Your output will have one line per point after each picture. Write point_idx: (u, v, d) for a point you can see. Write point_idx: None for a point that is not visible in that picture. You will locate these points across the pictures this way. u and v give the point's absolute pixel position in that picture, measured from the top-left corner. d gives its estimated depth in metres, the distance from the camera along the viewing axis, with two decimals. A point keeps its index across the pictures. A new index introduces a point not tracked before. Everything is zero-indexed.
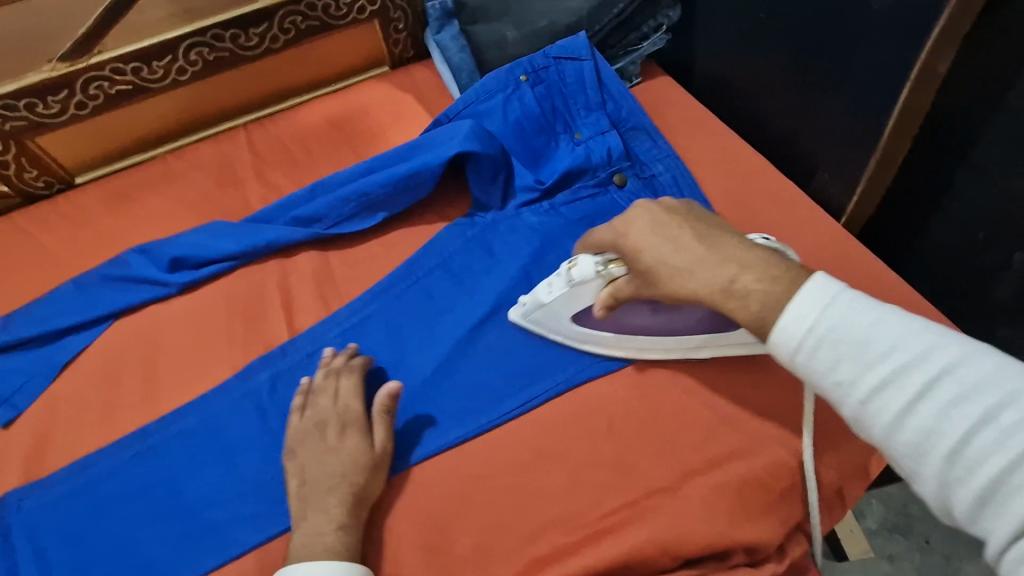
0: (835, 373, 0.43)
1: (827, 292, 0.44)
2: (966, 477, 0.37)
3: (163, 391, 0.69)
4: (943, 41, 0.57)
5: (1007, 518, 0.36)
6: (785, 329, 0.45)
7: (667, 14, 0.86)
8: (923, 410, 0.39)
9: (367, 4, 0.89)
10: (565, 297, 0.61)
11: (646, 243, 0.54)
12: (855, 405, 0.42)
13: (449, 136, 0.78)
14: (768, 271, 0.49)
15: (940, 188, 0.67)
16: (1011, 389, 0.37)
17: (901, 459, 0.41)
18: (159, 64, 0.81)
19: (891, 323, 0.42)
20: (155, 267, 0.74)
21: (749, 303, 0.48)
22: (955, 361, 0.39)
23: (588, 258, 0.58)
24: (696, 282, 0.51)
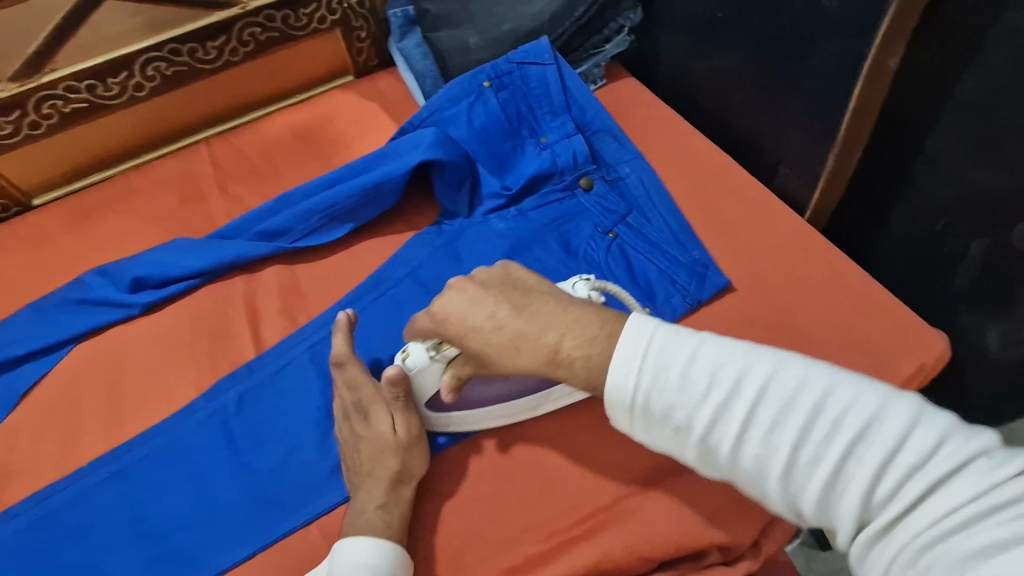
0: (670, 417, 0.44)
1: (642, 338, 0.45)
2: (802, 488, 0.40)
3: (128, 415, 0.67)
4: (890, 37, 0.58)
5: (841, 516, 0.39)
6: (617, 385, 0.45)
7: (627, 16, 0.86)
8: (750, 438, 0.41)
9: (327, 14, 0.89)
10: (410, 387, 0.59)
11: (468, 326, 0.53)
12: (696, 444, 0.43)
13: (412, 145, 0.77)
14: (584, 331, 0.49)
15: (898, 180, 0.68)
16: (814, 398, 0.40)
17: (746, 484, 0.43)
18: (114, 80, 0.80)
19: (705, 357, 0.43)
20: (115, 289, 0.73)
21: (576, 370, 0.49)
22: (764, 381, 0.41)
23: (418, 345, 0.58)
24: (524, 358, 0.51)
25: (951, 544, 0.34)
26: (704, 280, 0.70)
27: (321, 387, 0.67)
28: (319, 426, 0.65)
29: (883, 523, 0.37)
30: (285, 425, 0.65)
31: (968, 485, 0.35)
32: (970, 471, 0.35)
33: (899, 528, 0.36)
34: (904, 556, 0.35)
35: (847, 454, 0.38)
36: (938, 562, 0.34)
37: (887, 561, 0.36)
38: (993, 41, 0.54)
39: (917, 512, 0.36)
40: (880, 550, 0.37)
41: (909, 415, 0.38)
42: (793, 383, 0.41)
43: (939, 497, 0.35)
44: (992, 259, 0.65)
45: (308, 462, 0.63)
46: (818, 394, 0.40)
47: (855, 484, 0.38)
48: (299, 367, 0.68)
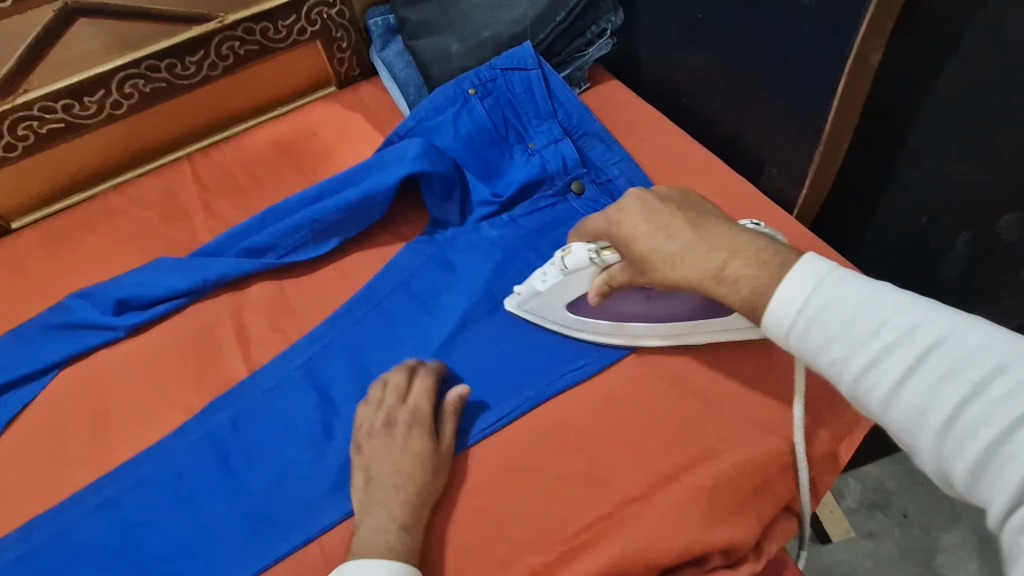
0: (827, 352, 0.45)
1: (825, 275, 0.46)
2: (958, 448, 0.38)
3: (117, 440, 0.66)
4: (871, 34, 0.58)
5: (997, 487, 0.36)
6: (779, 311, 0.47)
7: (610, 19, 0.85)
8: (909, 383, 0.40)
9: (306, 25, 0.88)
10: (560, 286, 0.63)
11: (637, 232, 0.55)
12: (851, 382, 0.44)
13: (399, 156, 0.77)
14: (758, 256, 0.50)
15: (883, 175, 0.69)
16: (997, 361, 0.38)
17: (897, 432, 0.42)
18: (91, 99, 0.78)
19: (887, 302, 0.43)
20: (100, 312, 0.71)
21: (740, 287, 0.50)
22: (943, 334, 0.40)
23: (582, 245, 0.61)
24: (685, 270, 0.52)
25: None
26: None
27: (315, 403, 0.66)
28: (314, 444, 0.64)
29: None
30: (279, 444, 0.64)
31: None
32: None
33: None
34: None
35: (1019, 424, 0.36)
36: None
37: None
38: (973, 36, 0.55)
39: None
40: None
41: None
42: (973, 342, 0.39)
43: None
44: (978, 250, 0.66)
45: (304, 481, 0.62)
46: (1005, 359, 0.38)
47: (1019, 454, 0.35)
48: (291, 384, 0.67)
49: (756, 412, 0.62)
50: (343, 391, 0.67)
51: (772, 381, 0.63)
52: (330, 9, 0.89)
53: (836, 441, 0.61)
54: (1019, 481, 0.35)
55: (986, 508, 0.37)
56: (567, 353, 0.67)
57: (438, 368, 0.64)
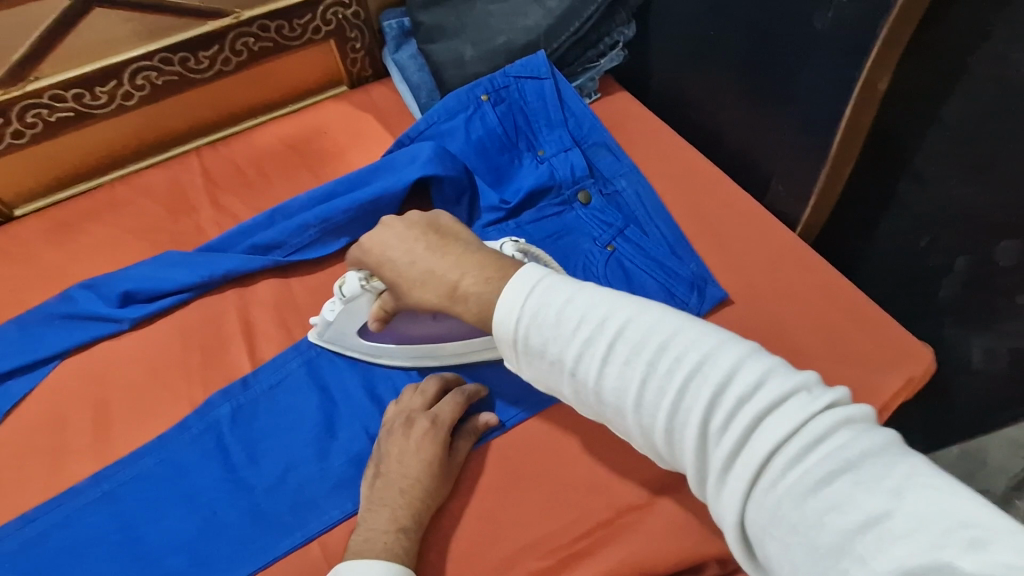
0: (547, 352, 0.45)
1: (533, 278, 0.48)
2: (653, 420, 0.41)
3: (120, 432, 0.66)
4: (881, 62, 0.60)
5: (686, 448, 0.40)
6: (502, 320, 0.47)
7: (622, 31, 0.87)
8: (613, 371, 0.43)
9: (321, 24, 0.88)
10: (345, 315, 0.64)
11: (388, 257, 0.57)
12: (570, 378, 0.45)
13: (409, 159, 0.77)
14: (484, 272, 0.51)
15: (885, 197, 0.70)
16: (658, 340, 0.42)
17: (612, 414, 0.44)
18: (102, 89, 0.78)
19: (585, 295, 0.46)
20: (104, 303, 0.71)
21: (470, 304, 0.51)
22: (629, 316, 0.43)
23: (354, 274, 0.63)
24: (427, 292, 0.54)
25: (787, 475, 0.35)
26: (703, 294, 0.70)
27: (319, 402, 0.66)
28: (317, 444, 0.64)
29: (721, 458, 0.38)
30: (282, 442, 0.64)
31: (795, 418, 0.36)
32: (794, 405, 0.37)
33: (738, 463, 0.37)
34: (750, 487, 0.36)
35: (685, 389, 0.40)
36: (781, 491, 0.35)
37: (739, 496, 0.37)
38: (982, 64, 0.56)
39: (748, 447, 0.37)
40: (726, 485, 0.38)
41: (740, 359, 0.39)
42: (646, 324, 0.43)
43: (762, 429, 0.37)
44: (978, 273, 0.67)
45: (307, 479, 0.62)
46: (668, 335, 0.42)
47: (691, 419, 0.39)
48: (296, 381, 0.68)
49: None
50: (345, 391, 0.67)
51: None
52: (345, 9, 0.89)
53: None
54: (698, 446, 0.39)
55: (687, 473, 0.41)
56: None
57: (473, 389, 0.64)
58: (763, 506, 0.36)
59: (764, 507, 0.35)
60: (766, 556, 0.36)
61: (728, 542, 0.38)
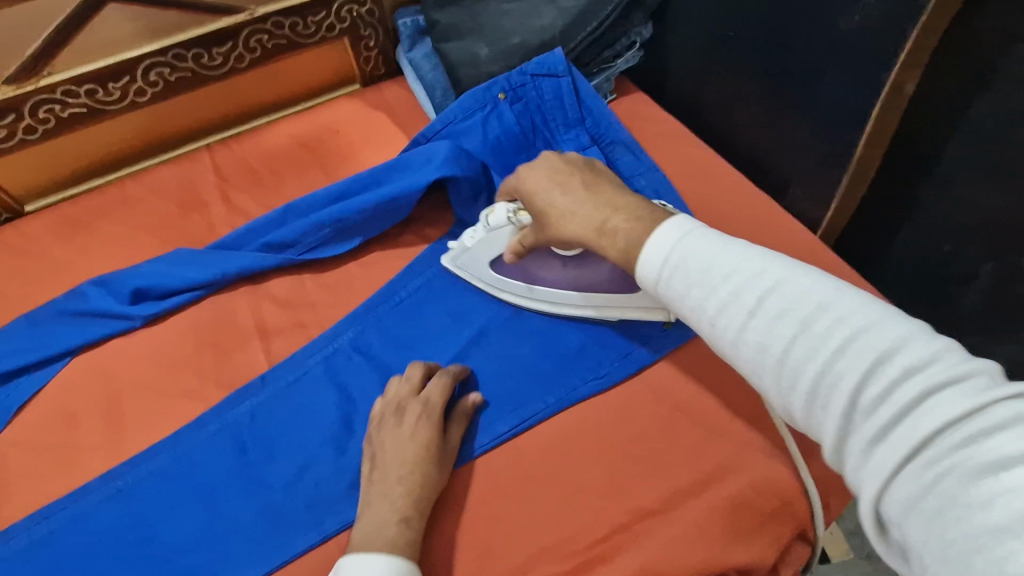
0: (688, 299, 0.45)
1: (685, 227, 0.47)
2: (794, 383, 0.39)
3: (130, 430, 0.65)
4: (910, 61, 0.59)
5: (830, 414, 0.37)
6: (647, 262, 0.48)
7: (639, 31, 0.86)
8: (752, 327, 0.41)
9: (335, 22, 0.87)
10: (483, 244, 0.70)
11: (541, 187, 0.61)
12: (711, 327, 0.44)
13: (425, 158, 0.76)
14: (634, 213, 0.53)
15: (907, 202, 0.69)
16: (816, 301, 0.39)
17: (751, 372, 0.42)
18: (115, 85, 0.77)
19: (736, 253, 0.44)
20: (116, 300, 0.70)
21: (617, 239, 0.53)
22: (778, 278, 0.41)
23: (503, 206, 0.67)
24: (576, 224, 0.57)
25: (952, 454, 0.31)
26: None
27: (333, 402, 0.65)
28: (330, 444, 0.63)
29: (870, 429, 0.35)
30: (295, 441, 0.63)
31: (968, 400, 0.32)
32: (970, 386, 0.32)
33: (889, 437, 0.34)
34: (899, 464, 0.33)
35: (839, 353, 0.37)
36: (942, 470, 0.31)
37: (886, 471, 0.33)
38: (1010, 68, 0.55)
39: (906, 421, 0.33)
40: (868, 459, 0.35)
41: (908, 333, 0.36)
42: (797, 285, 0.40)
43: (926, 405, 0.33)
44: (1001, 283, 0.65)
45: (320, 480, 0.61)
46: (827, 297, 0.39)
47: (839, 385, 0.37)
48: (310, 380, 0.67)
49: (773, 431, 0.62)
50: (360, 390, 0.66)
51: None
52: (360, 7, 0.88)
53: None
54: (844, 414, 0.36)
55: (823, 444, 0.38)
56: (590, 361, 0.67)
57: (456, 370, 0.65)
58: (913, 484, 0.32)
59: (913, 484, 0.32)
60: (905, 539, 0.33)
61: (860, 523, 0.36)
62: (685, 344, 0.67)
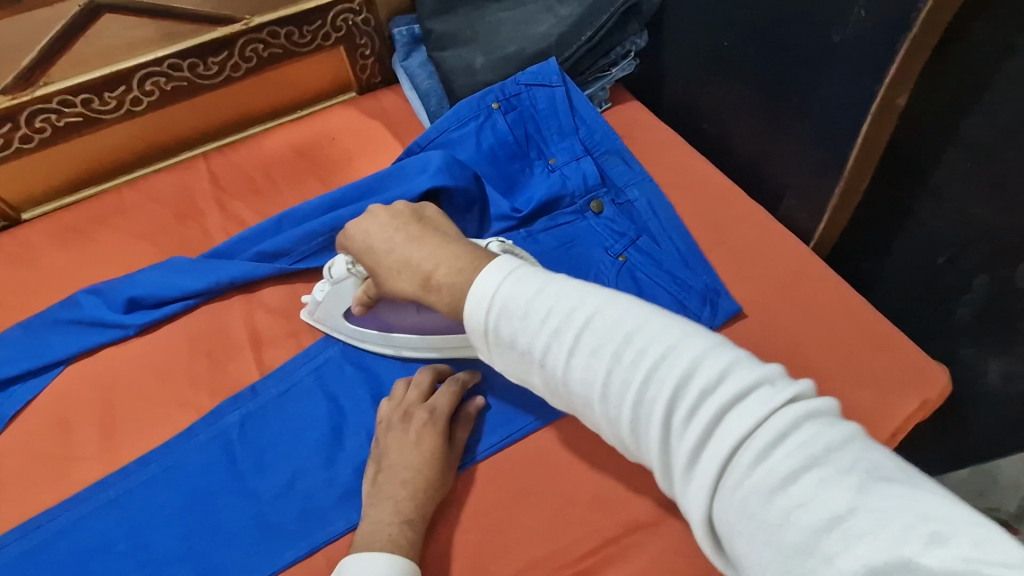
0: (517, 343, 0.45)
1: (508, 270, 0.47)
2: (618, 414, 0.41)
3: (124, 439, 0.65)
4: (902, 76, 0.58)
5: (651, 442, 0.40)
6: (473, 311, 0.47)
7: (635, 41, 0.86)
8: (577, 364, 0.43)
9: (331, 31, 0.87)
10: (332, 296, 0.66)
11: (373, 242, 0.58)
12: (541, 370, 0.45)
13: (418, 169, 0.76)
14: (457, 261, 0.51)
15: (902, 214, 0.69)
16: (624, 331, 0.42)
17: (581, 405, 0.44)
18: (111, 95, 0.77)
19: (553, 287, 0.45)
20: (109, 309, 0.70)
21: (442, 294, 0.52)
22: (591, 309, 0.44)
23: (342, 258, 0.66)
24: (406, 281, 0.55)
25: (755, 472, 0.35)
26: (716, 307, 0.69)
27: (325, 412, 0.65)
28: (323, 454, 0.63)
29: (686, 453, 0.38)
30: (287, 451, 0.63)
31: (757, 413, 0.36)
32: (757, 398, 0.37)
33: (702, 457, 0.37)
34: (714, 483, 0.36)
35: (647, 383, 0.40)
36: (746, 488, 0.35)
37: (705, 493, 0.37)
38: (1002, 82, 0.55)
39: (712, 441, 0.37)
40: (690, 480, 0.38)
41: (699, 354, 0.39)
42: (607, 317, 0.43)
43: (723, 425, 0.37)
44: (995, 295, 0.65)
45: (311, 490, 0.61)
46: (633, 328, 0.42)
47: (654, 412, 0.39)
48: (303, 389, 0.67)
49: None
50: (352, 401, 0.66)
51: None
52: (356, 16, 0.88)
53: None
54: (663, 440, 0.39)
55: (653, 468, 0.41)
56: None
57: (465, 377, 0.64)
58: (729, 503, 0.35)
59: (729, 502, 0.35)
60: (733, 552, 0.36)
61: (698, 540, 0.38)
62: None
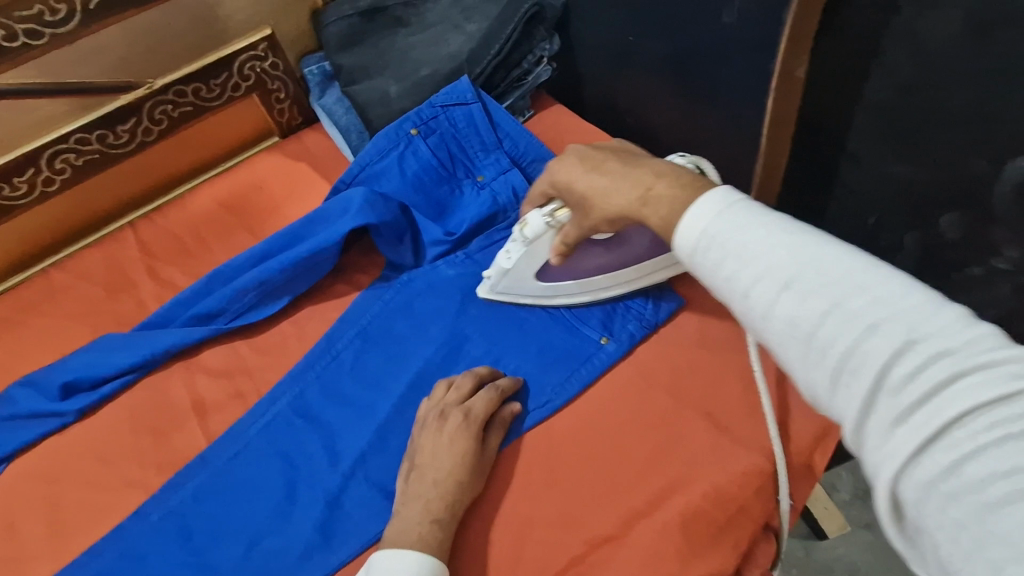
0: (721, 269, 0.41)
1: (725, 201, 0.43)
2: (821, 359, 0.36)
3: (75, 530, 0.63)
4: (794, 47, 0.58)
5: (856, 392, 0.34)
6: (685, 233, 0.43)
7: (543, 47, 0.85)
8: (782, 301, 0.37)
9: (240, 81, 0.86)
10: (527, 258, 0.65)
11: (578, 176, 0.57)
12: (738, 301, 0.40)
13: (342, 209, 0.75)
14: (677, 180, 0.48)
15: (827, 181, 0.68)
16: (853, 278, 0.36)
17: (776, 347, 0.39)
18: (20, 179, 0.76)
19: (773, 222, 0.40)
20: (45, 399, 0.69)
21: (658, 209, 0.48)
22: (821, 252, 0.38)
23: (536, 213, 0.62)
24: (619, 199, 0.52)
25: (978, 443, 0.30)
26: (658, 303, 0.69)
27: (278, 470, 0.64)
28: (278, 513, 0.62)
29: (898, 413, 0.32)
30: (243, 516, 0.62)
31: (999, 387, 0.30)
32: (1008, 373, 0.30)
33: (914, 420, 0.32)
34: (921, 447, 0.31)
35: (874, 330, 0.34)
36: (969, 456, 0.30)
37: (903, 455, 0.32)
38: (892, 41, 0.55)
39: (940, 408, 0.31)
40: (890, 441, 0.33)
41: (950, 318, 0.33)
42: (833, 258, 0.37)
43: (963, 388, 0.31)
44: (927, 248, 0.65)
45: (272, 553, 0.60)
46: (864, 275, 0.36)
47: (870, 363, 0.34)
48: (253, 451, 0.65)
49: (724, 437, 0.60)
50: (305, 454, 0.65)
51: (738, 402, 0.62)
52: (262, 62, 0.87)
53: (806, 452, 0.61)
54: (872, 396, 0.33)
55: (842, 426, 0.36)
56: (532, 386, 0.66)
57: (505, 385, 0.63)
58: (932, 474, 0.31)
59: (932, 468, 0.31)
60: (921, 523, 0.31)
61: (874, 506, 0.34)
62: (620, 357, 0.66)
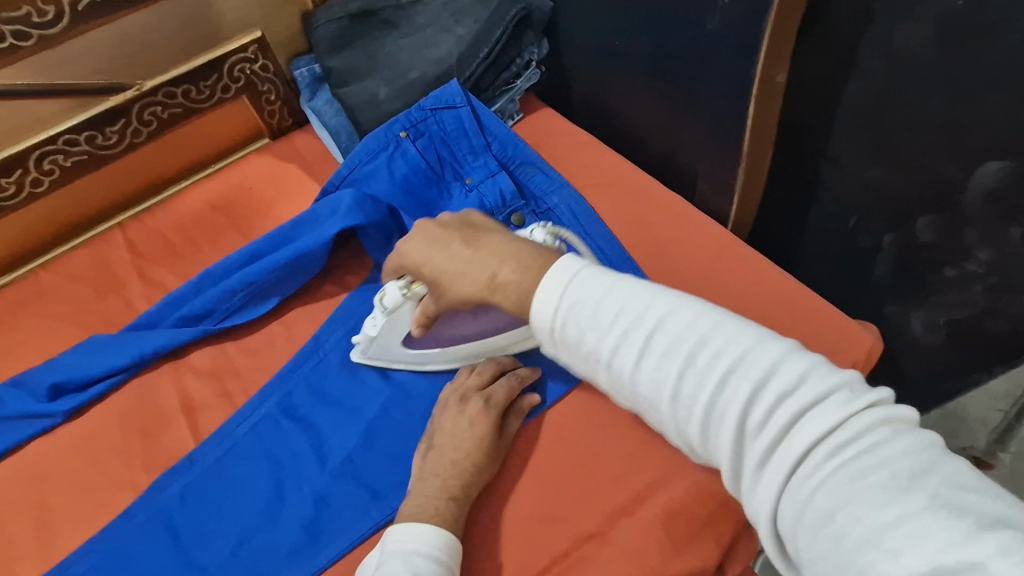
0: (585, 343, 0.44)
1: (572, 271, 0.46)
2: (688, 414, 0.41)
3: (63, 530, 0.64)
4: (774, 53, 0.59)
5: (725, 440, 0.39)
6: (540, 313, 0.46)
7: (532, 51, 0.86)
8: (644, 365, 0.42)
9: (230, 82, 0.86)
10: (389, 328, 0.63)
11: (427, 257, 0.56)
12: (608, 370, 0.44)
13: (331, 210, 0.76)
14: (519, 260, 0.50)
15: (807, 184, 0.70)
16: (699, 333, 0.41)
17: (649, 407, 0.43)
18: (8, 179, 0.76)
19: (621, 286, 0.44)
20: (33, 399, 0.69)
21: (508, 295, 0.50)
22: (665, 311, 0.43)
23: (392, 285, 0.60)
24: (468, 284, 0.52)
25: (825, 470, 0.35)
26: None
27: (267, 470, 0.65)
28: (266, 512, 0.62)
29: (758, 455, 0.37)
30: (231, 515, 0.62)
31: (834, 417, 0.36)
32: (837, 401, 0.36)
33: (773, 458, 0.37)
34: (785, 482, 0.36)
35: (727, 380, 0.39)
36: (820, 485, 0.34)
37: (771, 492, 0.36)
38: (869, 47, 0.56)
39: (788, 442, 0.36)
40: (760, 482, 0.37)
41: (785, 352, 0.39)
42: (679, 316, 0.42)
43: (802, 423, 0.36)
44: (904, 249, 0.66)
45: (260, 552, 0.60)
46: (707, 329, 0.41)
47: (728, 412, 0.39)
48: (241, 451, 0.66)
49: None
50: (293, 454, 0.65)
51: None
52: (252, 64, 0.87)
53: None
54: (736, 440, 0.38)
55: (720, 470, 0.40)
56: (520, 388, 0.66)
57: (524, 373, 0.64)
58: (798, 506, 0.35)
59: (799, 499, 0.35)
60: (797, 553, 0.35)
61: (761, 543, 0.38)
62: None
